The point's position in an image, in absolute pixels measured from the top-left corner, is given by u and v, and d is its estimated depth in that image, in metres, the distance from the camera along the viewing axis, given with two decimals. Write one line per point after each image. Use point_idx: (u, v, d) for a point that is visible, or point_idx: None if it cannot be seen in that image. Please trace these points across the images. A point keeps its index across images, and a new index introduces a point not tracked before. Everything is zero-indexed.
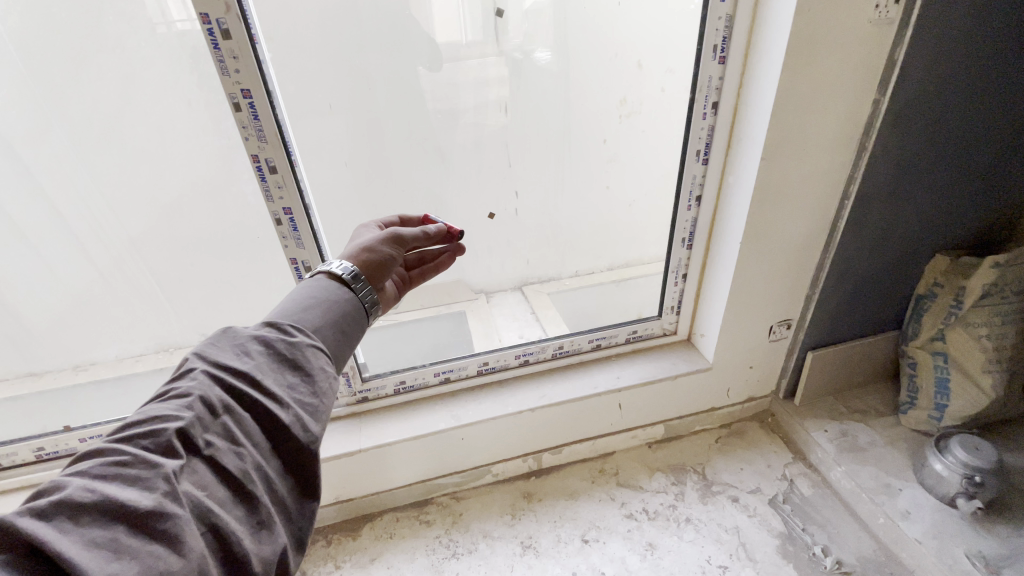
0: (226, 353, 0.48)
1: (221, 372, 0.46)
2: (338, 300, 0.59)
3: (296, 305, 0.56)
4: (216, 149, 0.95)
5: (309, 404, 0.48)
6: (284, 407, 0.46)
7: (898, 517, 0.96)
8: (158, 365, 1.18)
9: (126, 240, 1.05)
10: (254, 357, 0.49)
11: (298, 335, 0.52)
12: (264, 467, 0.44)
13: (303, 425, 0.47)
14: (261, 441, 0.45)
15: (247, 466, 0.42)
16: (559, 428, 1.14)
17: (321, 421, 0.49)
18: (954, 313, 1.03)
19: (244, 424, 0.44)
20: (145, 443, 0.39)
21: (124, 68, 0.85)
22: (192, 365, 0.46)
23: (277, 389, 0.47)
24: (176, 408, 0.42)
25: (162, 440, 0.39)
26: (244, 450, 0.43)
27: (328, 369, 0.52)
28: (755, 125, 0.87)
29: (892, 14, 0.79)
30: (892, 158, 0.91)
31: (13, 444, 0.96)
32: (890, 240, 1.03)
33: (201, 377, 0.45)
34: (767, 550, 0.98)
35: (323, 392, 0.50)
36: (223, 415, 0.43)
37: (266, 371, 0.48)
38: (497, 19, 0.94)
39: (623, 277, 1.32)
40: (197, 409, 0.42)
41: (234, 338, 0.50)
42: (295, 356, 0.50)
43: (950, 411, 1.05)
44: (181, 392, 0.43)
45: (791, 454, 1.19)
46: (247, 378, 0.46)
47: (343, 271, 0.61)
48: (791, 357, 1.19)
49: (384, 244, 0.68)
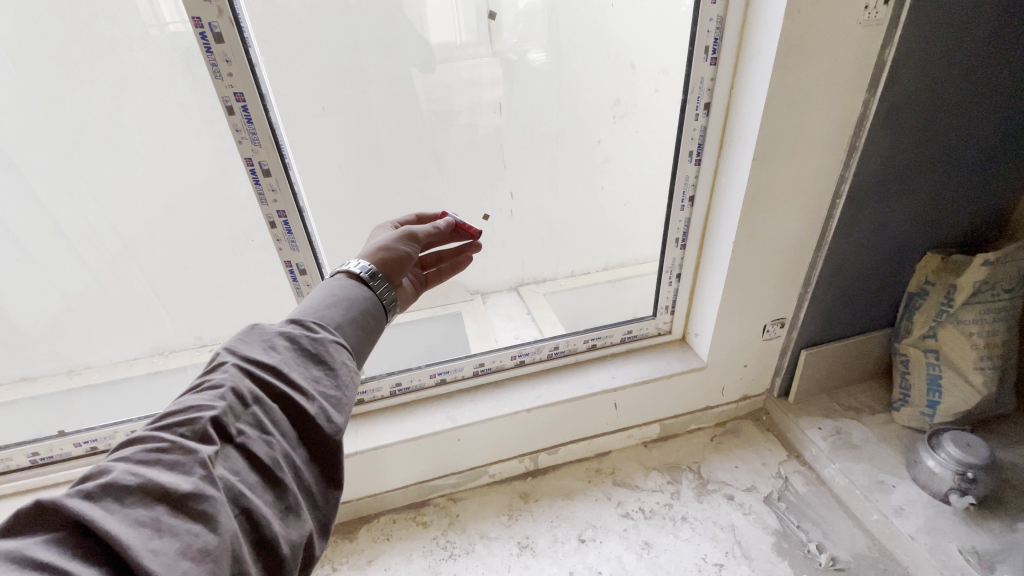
0: (253, 347, 0.48)
1: (250, 365, 0.46)
2: (356, 298, 0.59)
3: (317, 303, 0.56)
4: (210, 152, 0.95)
5: (334, 397, 0.48)
6: (310, 400, 0.46)
7: (892, 513, 0.97)
8: (153, 368, 1.18)
9: (120, 244, 1.05)
10: (281, 351, 0.48)
11: (322, 331, 0.52)
12: (293, 455, 0.44)
13: (328, 416, 0.47)
14: (288, 431, 0.45)
15: (276, 454, 0.43)
16: (555, 428, 1.14)
17: (345, 413, 0.48)
18: (946, 311, 1.03)
19: (273, 414, 0.44)
20: (181, 430, 0.39)
21: (116, 72, 0.85)
22: (223, 359, 0.46)
23: (303, 381, 0.47)
24: (208, 398, 0.42)
25: (198, 427, 0.40)
26: (274, 439, 0.43)
27: (351, 363, 0.52)
28: (746, 126, 0.88)
29: (881, 15, 0.80)
30: (882, 158, 0.92)
31: (7, 449, 0.96)
32: (882, 238, 1.04)
33: (232, 370, 0.45)
34: (761, 548, 0.99)
35: (346, 384, 0.50)
36: (253, 405, 0.43)
37: (291, 365, 0.48)
38: (490, 21, 0.94)
39: (618, 277, 1.34)
40: (229, 399, 0.42)
41: (261, 333, 0.50)
42: (319, 351, 0.50)
43: (941, 408, 1.06)
44: (214, 383, 0.43)
45: (785, 451, 1.20)
46: (274, 371, 0.46)
47: (361, 270, 0.61)
48: (785, 356, 1.20)
49: (399, 241, 0.68)
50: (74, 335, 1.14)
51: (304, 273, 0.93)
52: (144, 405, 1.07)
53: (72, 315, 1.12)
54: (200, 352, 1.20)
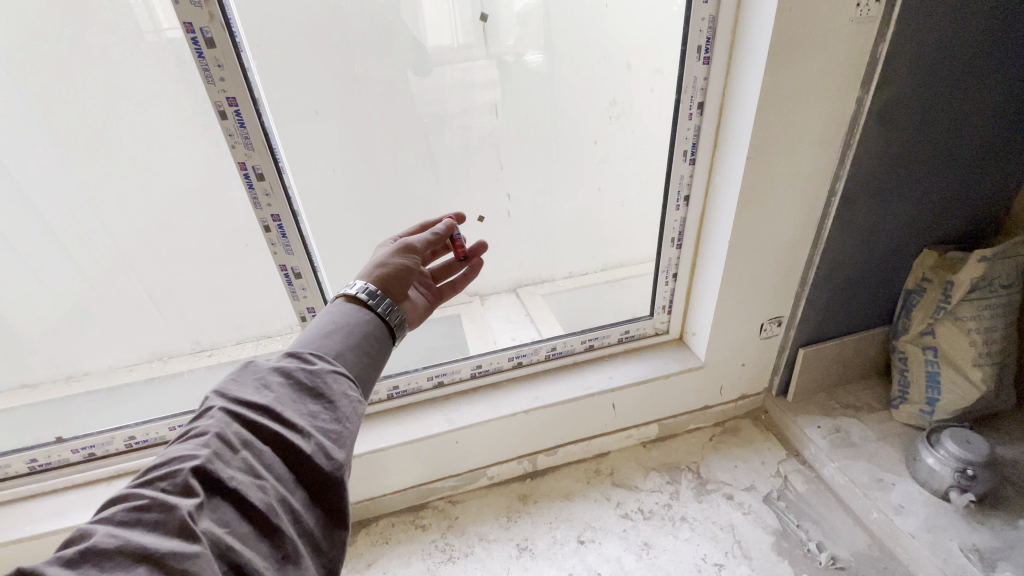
0: (246, 387, 0.49)
1: (239, 408, 0.47)
2: (356, 323, 0.60)
3: (317, 332, 0.58)
4: (205, 157, 0.95)
5: (333, 431, 0.49)
6: (305, 437, 0.47)
7: (892, 511, 0.97)
8: (151, 374, 1.18)
9: (117, 250, 1.05)
10: (274, 390, 0.49)
11: (319, 363, 0.53)
12: (288, 499, 0.43)
13: (326, 452, 0.47)
14: (283, 473, 0.45)
15: (270, 500, 0.42)
16: (553, 429, 1.14)
17: (345, 448, 0.49)
18: (944, 307, 1.03)
19: (263, 456, 0.44)
20: (163, 484, 0.39)
21: (111, 78, 0.85)
22: (211, 404, 0.47)
23: (298, 419, 0.48)
24: (193, 447, 0.42)
25: (179, 479, 0.39)
26: (267, 483, 0.43)
27: (351, 394, 0.53)
28: (739, 125, 0.88)
29: (873, 13, 0.80)
30: (877, 155, 0.92)
31: (2, 456, 0.96)
32: (878, 235, 1.03)
33: (219, 415, 0.45)
34: (760, 547, 0.99)
35: (346, 417, 0.51)
36: (243, 449, 0.43)
37: (285, 402, 0.49)
38: (484, 23, 0.94)
39: (616, 277, 1.33)
40: (214, 445, 0.42)
41: (255, 372, 0.52)
42: (316, 383, 0.51)
43: (940, 405, 1.06)
44: (199, 431, 0.43)
45: (784, 450, 1.19)
46: (267, 411, 0.47)
47: (360, 292, 0.63)
48: (783, 355, 1.20)
49: (393, 256, 0.69)
50: (71, 342, 1.13)
51: (299, 277, 0.92)
52: (141, 410, 1.07)
53: (69, 322, 1.11)
54: (199, 357, 1.20)
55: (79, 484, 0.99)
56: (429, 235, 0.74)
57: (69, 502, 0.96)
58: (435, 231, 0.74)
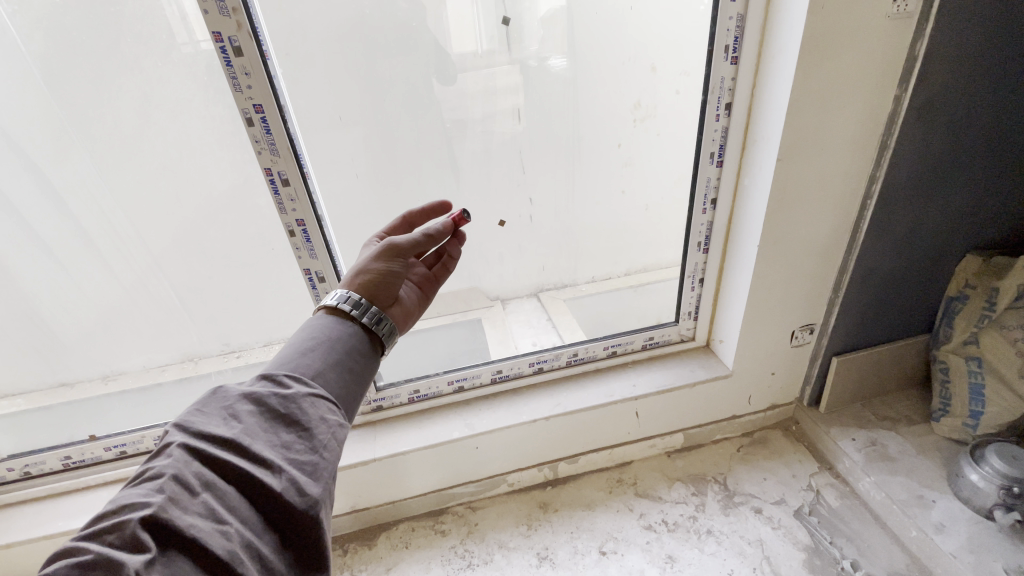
0: (212, 419, 0.48)
1: (201, 443, 0.45)
2: (337, 338, 0.60)
3: (295, 350, 0.57)
4: (233, 162, 0.98)
5: (308, 463, 0.47)
6: (276, 474, 0.45)
7: (932, 530, 0.92)
8: (182, 374, 1.21)
9: (149, 253, 1.08)
10: (243, 421, 0.48)
11: (294, 387, 0.52)
12: (255, 544, 0.41)
13: (299, 488, 0.45)
14: (249, 516, 0.43)
15: (234, 546, 0.40)
16: (574, 436, 1.12)
17: (322, 481, 0.47)
18: (988, 316, 0.99)
19: (226, 498, 0.42)
20: (111, 538, 0.37)
21: (144, 88, 0.88)
22: (172, 439, 0.45)
23: (267, 452, 0.46)
24: (147, 493, 0.40)
25: (128, 532, 0.37)
26: (230, 528, 0.41)
27: (330, 418, 0.52)
28: (769, 126, 0.85)
29: (911, 7, 0.76)
30: (917, 155, 0.88)
31: (41, 452, 1.00)
32: (918, 239, 0.99)
33: (178, 454, 0.43)
34: (791, 565, 0.95)
35: (323, 446, 0.49)
36: (203, 492, 0.42)
37: (254, 433, 0.47)
38: (506, 27, 0.94)
39: (640, 282, 1.30)
40: (169, 490, 0.40)
41: (223, 399, 0.50)
42: (290, 410, 0.50)
43: (985, 419, 1.00)
44: (155, 473, 0.42)
45: (816, 463, 1.15)
46: (233, 445, 0.46)
47: (338, 301, 0.63)
48: (815, 364, 1.16)
49: (378, 262, 0.68)
50: (107, 343, 1.17)
51: (323, 280, 0.93)
52: (172, 410, 1.09)
53: (106, 323, 1.15)
54: (227, 359, 1.22)
55: (113, 481, 1.02)
56: (421, 236, 0.71)
57: (102, 498, 0.98)
58: (430, 231, 0.72)
